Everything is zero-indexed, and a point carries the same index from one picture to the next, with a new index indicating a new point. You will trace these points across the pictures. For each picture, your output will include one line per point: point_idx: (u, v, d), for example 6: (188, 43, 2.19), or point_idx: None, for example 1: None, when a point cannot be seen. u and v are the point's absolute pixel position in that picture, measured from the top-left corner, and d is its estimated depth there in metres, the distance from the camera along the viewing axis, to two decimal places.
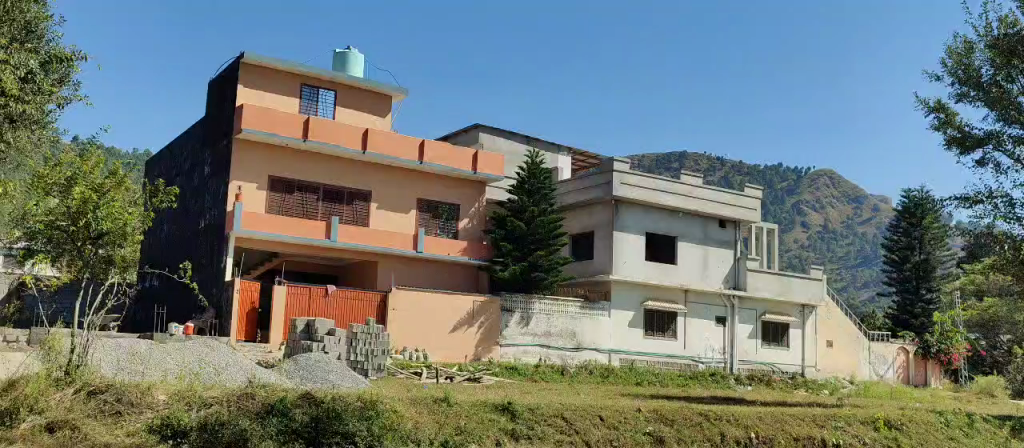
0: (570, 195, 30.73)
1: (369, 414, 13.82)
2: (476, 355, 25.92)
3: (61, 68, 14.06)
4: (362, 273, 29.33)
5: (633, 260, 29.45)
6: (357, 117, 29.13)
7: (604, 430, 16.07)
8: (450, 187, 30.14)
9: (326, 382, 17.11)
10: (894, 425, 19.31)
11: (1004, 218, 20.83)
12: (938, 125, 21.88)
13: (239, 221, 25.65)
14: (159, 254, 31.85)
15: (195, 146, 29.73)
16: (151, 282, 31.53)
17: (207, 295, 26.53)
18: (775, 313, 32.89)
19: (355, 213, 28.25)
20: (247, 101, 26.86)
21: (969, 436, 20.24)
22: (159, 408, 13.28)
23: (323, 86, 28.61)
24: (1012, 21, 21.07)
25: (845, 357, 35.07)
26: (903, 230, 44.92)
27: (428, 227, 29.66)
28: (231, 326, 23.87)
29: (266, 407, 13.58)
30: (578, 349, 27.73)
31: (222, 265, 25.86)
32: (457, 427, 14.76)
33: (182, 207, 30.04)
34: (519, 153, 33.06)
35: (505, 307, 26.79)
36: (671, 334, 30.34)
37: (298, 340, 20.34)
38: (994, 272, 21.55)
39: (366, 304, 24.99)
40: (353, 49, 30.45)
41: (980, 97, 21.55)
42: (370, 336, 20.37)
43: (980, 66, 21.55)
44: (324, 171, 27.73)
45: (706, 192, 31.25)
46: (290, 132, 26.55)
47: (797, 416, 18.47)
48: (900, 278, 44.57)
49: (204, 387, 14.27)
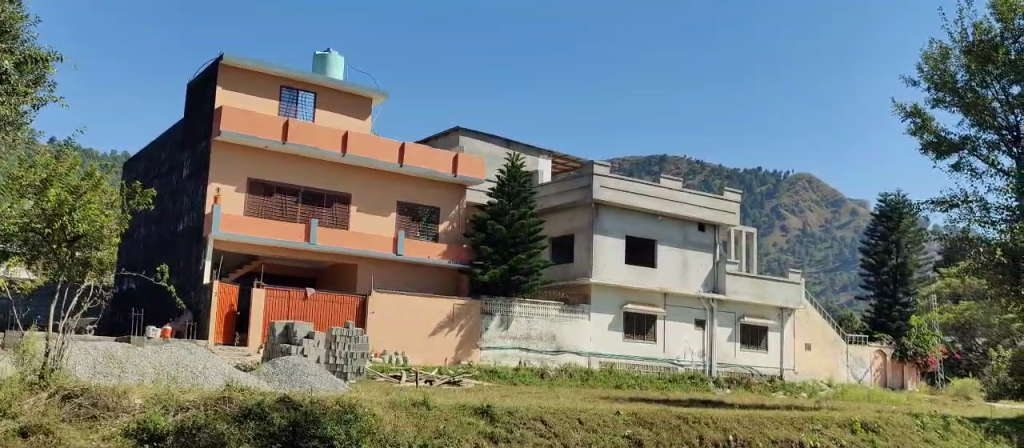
0: (550, 198, 30.79)
1: (347, 418, 13.80)
2: (456, 358, 25.90)
3: (37, 69, 13.96)
4: (342, 276, 29.26)
5: (613, 263, 29.53)
6: (337, 119, 29.07)
7: (583, 432, 16.09)
8: (431, 190, 30.12)
9: (305, 386, 17.06)
10: (871, 428, 19.44)
11: (980, 222, 21.06)
12: (915, 130, 22.15)
13: (218, 223, 25.50)
14: (136, 256, 31.62)
15: (174, 148, 29.52)
16: (127, 285, 31.27)
17: (184, 298, 26.37)
18: (754, 316, 33.05)
19: (334, 216, 28.22)
20: (226, 104, 26.75)
21: (944, 438, 20.43)
22: (135, 411, 13.15)
23: (303, 88, 28.51)
24: (987, 28, 21.34)
25: (822, 360, 35.26)
26: (880, 233, 45.36)
27: (408, 230, 29.64)
28: (208, 329, 23.74)
29: (244, 410, 13.53)
30: (558, 352, 27.77)
31: (200, 268, 25.73)
32: (436, 431, 14.75)
33: (160, 210, 29.84)
34: (499, 156, 33.08)
35: (485, 310, 26.76)
36: (650, 337, 30.44)
37: (277, 343, 20.26)
38: (969, 275, 21.75)
39: (346, 307, 24.91)
40: (333, 52, 30.38)
41: (955, 103, 21.82)
42: (349, 339, 20.25)
43: (955, 72, 21.83)
44: (304, 173, 27.67)
45: (685, 195, 31.36)
46: (269, 135, 26.43)
47: (775, 419, 18.55)
48: (877, 281, 44.92)
49: (182, 390, 14.18)
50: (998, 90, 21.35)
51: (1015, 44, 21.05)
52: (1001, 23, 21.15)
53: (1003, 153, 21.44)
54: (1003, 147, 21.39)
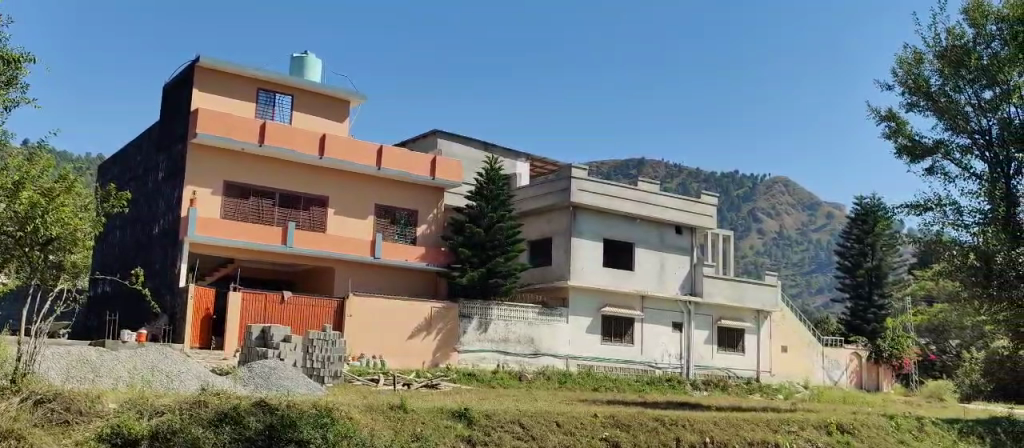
0: (528, 201, 30.81)
1: (325, 422, 13.74)
2: (433, 361, 25.86)
3: (7, 70, 13.76)
4: (319, 279, 29.11)
5: (590, 266, 29.58)
6: (314, 122, 28.96)
7: (560, 435, 16.12)
8: (408, 193, 30.06)
9: (281, 389, 17.00)
10: (846, 430, 19.58)
11: (953, 225, 21.31)
12: (890, 134, 22.42)
13: (194, 225, 25.33)
14: (111, 259, 31.34)
15: (149, 150, 29.30)
16: (102, 289, 31.00)
17: (159, 301, 26.17)
18: (730, 319, 33.21)
19: (312, 218, 28.07)
20: (202, 106, 26.57)
21: (918, 439, 20.61)
22: (109, 416, 13.03)
23: (279, 90, 28.38)
24: (959, 33, 21.63)
25: (798, 362, 35.47)
26: (855, 236, 45.83)
27: (386, 233, 29.55)
28: (184, 333, 23.56)
29: (219, 414, 13.43)
30: (537, 355, 27.81)
31: (175, 271, 25.54)
32: (413, 434, 14.72)
33: (135, 213, 29.58)
34: (477, 159, 33.07)
35: (463, 314, 26.76)
36: (628, 340, 30.51)
37: (253, 347, 20.17)
38: (943, 278, 21.98)
39: (323, 310, 24.81)
40: (311, 54, 30.26)
41: (929, 107, 22.10)
42: (326, 343, 20.18)
43: (929, 77, 22.08)
44: (280, 176, 27.56)
45: (662, 198, 31.48)
46: (246, 137, 26.28)
47: (751, 421, 18.65)
48: (853, 284, 45.31)
49: (156, 395, 14.08)
50: (971, 95, 21.62)
51: (987, 49, 21.34)
52: (973, 29, 21.48)
53: (975, 157, 21.70)
54: (975, 151, 21.66)
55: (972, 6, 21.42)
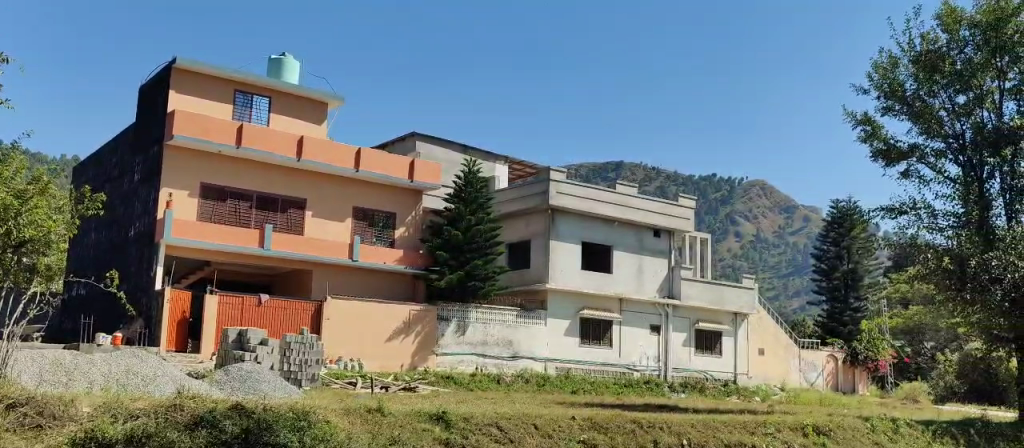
0: (507, 203, 30.84)
1: (301, 425, 13.65)
2: (412, 364, 25.77)
3: None
4: (297, 282, 29.00)
5: (569, 269, 29.64)
6: (292, 124, 28.85)
7: (537, 438, 16.14)
8: (386, 196, 30.00)
9: (258, 392, 16.90)
10: (823, 432, 19.69)
11: (928, 229, 21.54)
12: (865, 138, 22.63)
13: (170, 228, 25.17)
14: (86, 261, 31.06)
15: (125, 151, 29.06)
16: (77, 291, 30.74)
17: (135, 304, 25.98)
18: (708, 321, 33.38)
19: (289, 221, 27.96)
20: (179, 108, 26.40)
21: (893, 441, 20.77)
22: (82, 421, 12.89)
23: (257, 92, 28.25)
24: (933, 38, 21.90)
25: (775, 364, 35.69)
26: (832, 239, 46.25)
27: (364, 235, 29.49)
28: (160, 336, 23.38)
29: (195, 418, 13.34)
30: (515, 357, 27.84)
31: (151, 273, 25.38)
32: (391, 438, 14.65)
33: (111, 215, 29.33)
34: (456, 161, 33.06)
35: (441, 316, 26.74)
36: (606, 342, 30.61)
37: (229, 350, 20.12)
38: (918, 281, 22.19)
39: (300, 313, 24.69)
40: (289, 56, 30.12)
41: (905, 111, 22.28)
42: (304, 346, 20.10)
43: (904, 80, 22.25)
44: (258, 178, 27.42)
45: (640, 201, 31.60)
46: (223, 139, 26.14)
47: (729, 424, 18.74)
48: (829, 287, 45.71)
49: (131, 398, 13.96)
50: (945, 99, 21.87)
51: (960, 54, 21.65)
52: (947, 34, 21.75)
53: (949, 161, 21.95)
54: (949, 155, 21.92)
55: (945, 12, 21.72)
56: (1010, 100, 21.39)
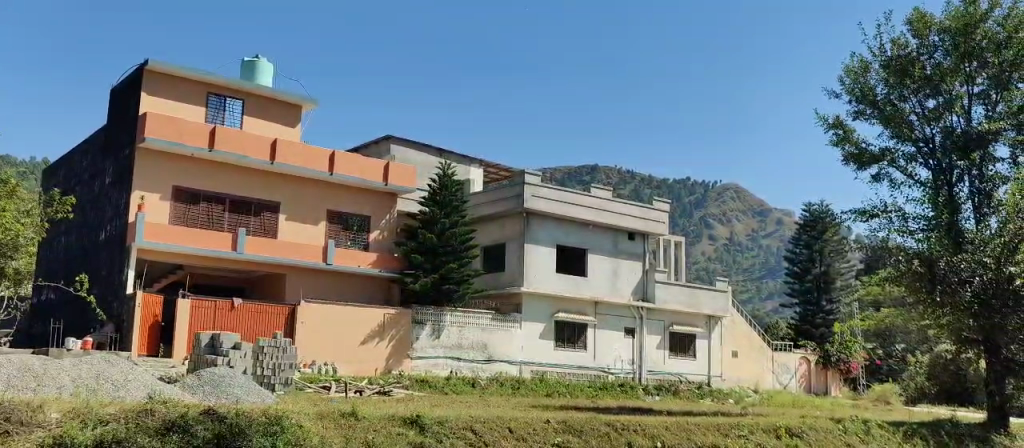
0: (482, 207, 30.84)
1: (274, 430, 13.63)
2: (386, 367, 25.66)
3: None
4: (271, 285, 28.84)
5: (544, 272, 29.65)
6: (265, 126, 28.69)
7: (512, 441, 16.12)
8: (361, 199, 29.90)
9: (232, 397, 16.78)
10: (795, 433, 19.82)
11: (898, 232, 21.78)
12: (837, 141, 22.83)
13: (142, 231, 24.92)
14: (56, 265, 30.68)
15: (96, 155, 28.73)
16: (46, 296, 30.35)
17: (105, 308, 25.71)
18: (682, 324, 33.51)
19: (263, 224, 27.79)
20: (151, 110, 26.18)
21: (865, 442, 20.90)
22: (51, 426, 12.73)
23: (230, 94, 28.08)
24: (904, 43, 22.15)
25: (748, 367, 35.91)
26: (804, 242, 46.59)
27: (339, 239, 29.38)
28: (131, 341, 23.14)
29: (166, 423, 13.20)
30: (489, 361, 27.82)
31: (123, 277, 25.13)
32: (365, 442, 14.66)
33: (81, 218, 29.03)
34: (430, 165, 32.98)
35: (416, 320, 26.67)
36: (581, 345, 30.68)
37: (202, 354, 20.01)
38: (888, 283, 22.37)
39: (274, 317, 24.50)
40: (262, 58, 29.96)
41: (875, 115, 22.47)
42: (277, 350, 19.90)
43: (875, 85, 22.46)
44: (231, 181, 27.22)
45: (614, 204, 31.66)
46: (195, 141, 25.93)
47: (702, 425, 18.84)
48: (801, 289, 46.06)
49: (101, 403, 13.77)
50: (915, 104, 22.12)
51: (930, 59, 21.93)
52: (917, 39, 22.03)
53: (920, 164, 22.23)
54: (920, 159, 22.19)
55: (916, 17, 21.96)
56: (978, 104, 21.71)
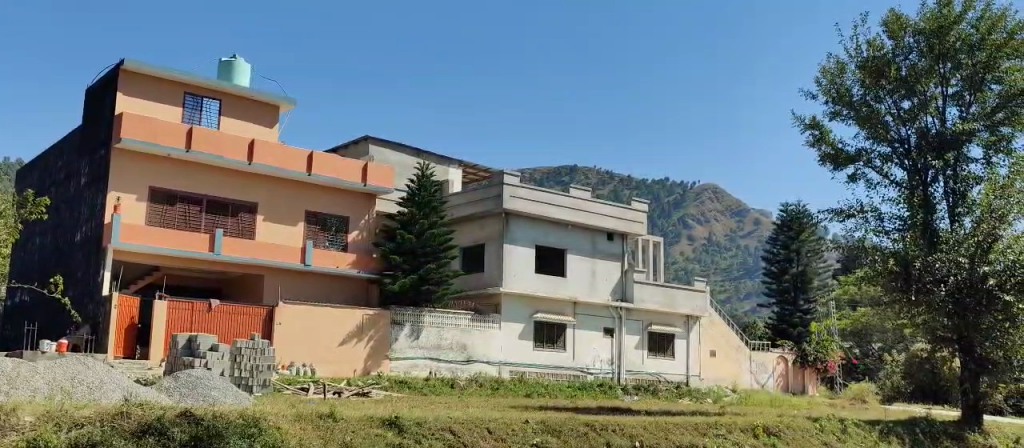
0: (461, 207, 30.83)
1: (251, 432, 13.61)
2: (365, 369, 25.59)
3: None
4: (248, 285, 28.66)
5: (523, 272, 29.67)
6: (243, 126, 28.52)
7: (491, 442, 16.10)
8: (339, 200, 29.80)
9: (207, 399, 16.64)
10: (773, 432, 19.92)
11: (874, 231, 21.96)
12: (814, 141, 22.97)
13: (118, 232, 24.74)
14: (31, 266, 30.34)
15: (71, 155, 28.44)
16: (20, 298, 30.00)
17: (81, 310, 25.49)
18: (660, 324, 33.63)
19: (240, 224, 27.63)
20: (128, 110, 25.99)
21: (842, 440, 21.02)
22: (25, 430, 12.55)
23: (207, 94, 27.90)
24: (879, 45, 22.30)
25: (726, 367, 36.08)
26: (781, 242, 46.82)
27: (317, 239, 29.27)
28: (107, 343, 22.93)
29: (142, 425, 13.13)
30: (469, 361, 27.80)
31: (98, 278, 24.92)
32: (343, 443, 14.59)
33: (56, 219, 28.74)
34: (408, 165, 32.90)
35: (395, 320, 26.61)
36: (560, 345, 30.72)
37: (179, 356, 19.84)
38: (864, 283, 22.52)
39: (251, 318, 24.38)
40: (239, 59, 29.79)
41: (851, 116, 22.59)
42: (255, 351, 19.87)
43: (851, 86, 22.57)
44: (209, 182, 27.05)
45: (593, 205, 31.74)
46: (172, 141, 25.76)
47: (680, 425, 18.87)
48: (779, 289, 46.34)
49: (75, 406, 13.59)
50: (891, 105, 22.31)
51: (905, 61, 22.08)
52: (892, 41, 22.20)
53: (894, 164, 22.45)
54: (895, 159, 22.41)
55: (891, 19, 22.11)
56: (952, 106, 21.94)
